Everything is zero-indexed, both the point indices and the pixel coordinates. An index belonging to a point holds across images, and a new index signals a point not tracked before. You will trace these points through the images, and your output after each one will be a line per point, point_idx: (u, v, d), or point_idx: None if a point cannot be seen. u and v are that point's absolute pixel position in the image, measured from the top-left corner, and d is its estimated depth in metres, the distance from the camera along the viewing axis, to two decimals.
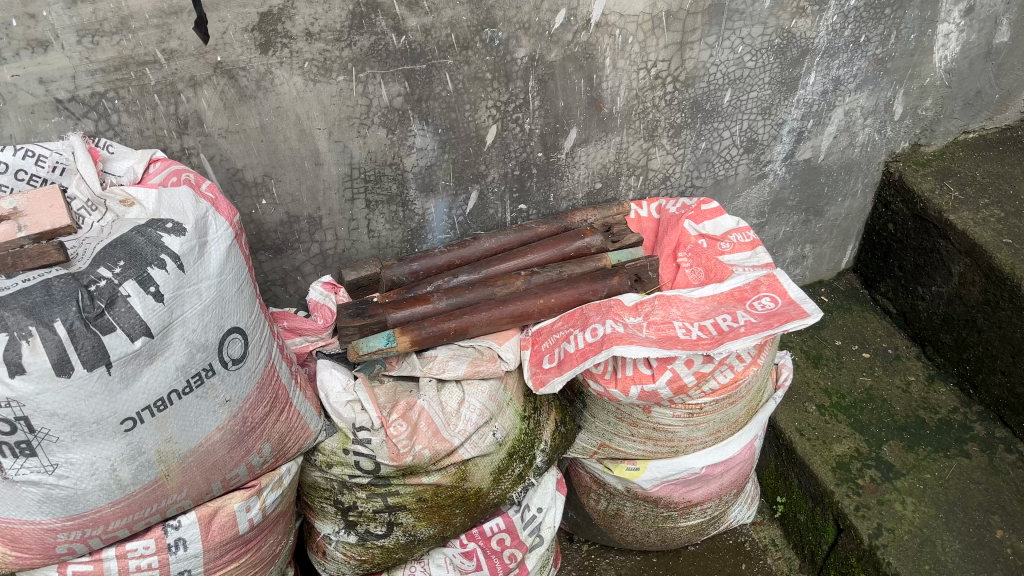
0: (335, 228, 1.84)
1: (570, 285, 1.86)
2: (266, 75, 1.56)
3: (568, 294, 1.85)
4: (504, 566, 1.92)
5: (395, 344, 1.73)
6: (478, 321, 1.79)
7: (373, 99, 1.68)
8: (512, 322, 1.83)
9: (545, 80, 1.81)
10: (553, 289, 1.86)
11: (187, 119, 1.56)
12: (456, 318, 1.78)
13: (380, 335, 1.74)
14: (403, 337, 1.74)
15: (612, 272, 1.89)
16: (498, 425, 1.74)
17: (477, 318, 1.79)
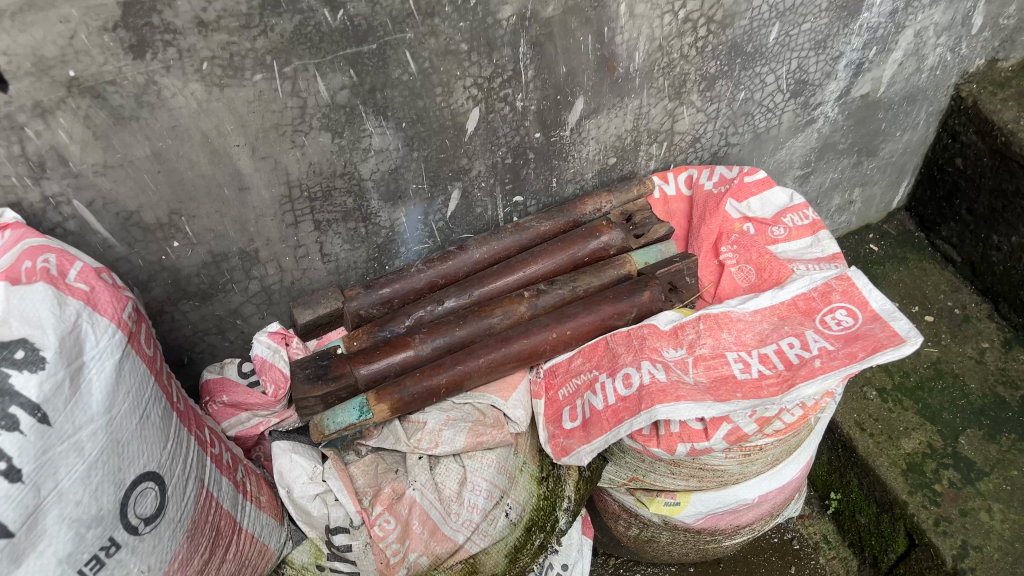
0: (278, 259, 1.41)
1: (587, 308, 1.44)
2: (148, 86, 1.09)
3: (587, 321, 1.43)
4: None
5: (370, 416, 1.34)
6: (474, 371, 1.39)
7: (309, 99, 1.20)
8: (518, 364, 1.42)
9: (540, 42, 1.33)
10: (566, 315, 1.43)
11: (43, 160, 1.09)
12: (442, 369, 1.38)
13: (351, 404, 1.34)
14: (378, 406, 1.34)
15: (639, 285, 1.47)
16: (512, 501, 1.38)
17: (470, 367, 1.38)
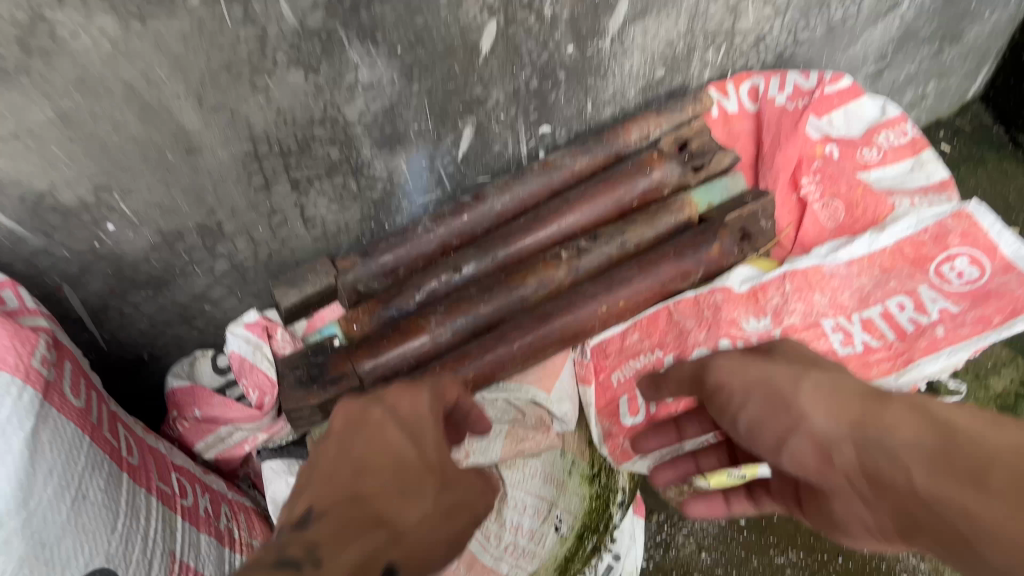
0: (249, 229, 1.11)
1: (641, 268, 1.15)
2: (33, 28, 0.74)
3: (644, 287, 1.15)
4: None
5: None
6: (510, 359, 1.11)
7: (269, 26, 0.86)
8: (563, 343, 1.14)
9: None
10: (618, 280, 1.14)
11: None
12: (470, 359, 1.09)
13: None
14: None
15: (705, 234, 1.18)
16: (562, 513, 1.12)
17: (505, 355, 1.10)
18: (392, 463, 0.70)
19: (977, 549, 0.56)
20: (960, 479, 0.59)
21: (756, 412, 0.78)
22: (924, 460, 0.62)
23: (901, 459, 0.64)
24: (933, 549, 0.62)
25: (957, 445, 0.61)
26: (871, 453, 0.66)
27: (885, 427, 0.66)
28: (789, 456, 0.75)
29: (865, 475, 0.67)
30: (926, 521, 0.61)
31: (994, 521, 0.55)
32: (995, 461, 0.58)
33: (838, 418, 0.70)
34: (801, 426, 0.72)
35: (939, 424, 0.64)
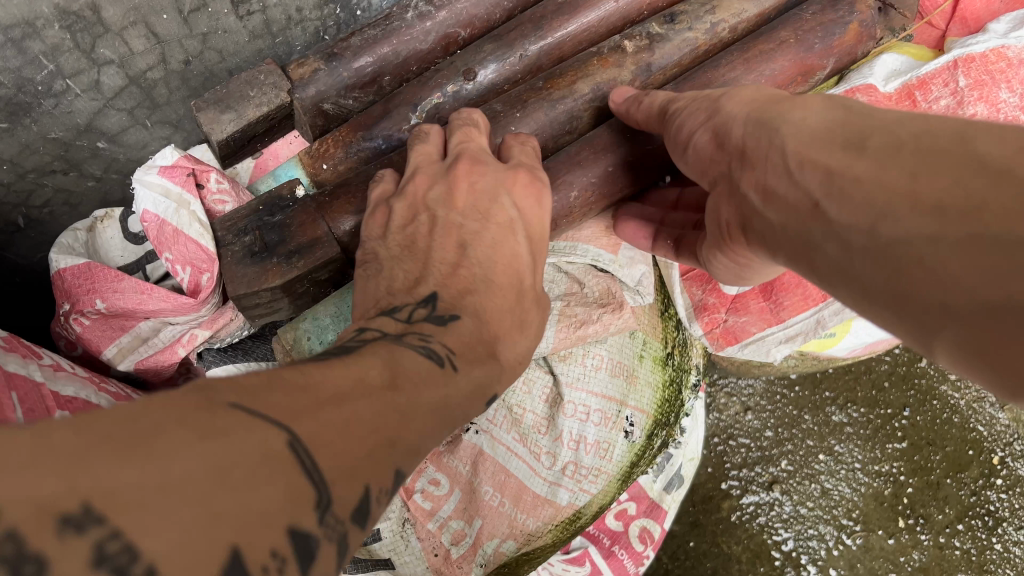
0: (146, 18, 0.70)
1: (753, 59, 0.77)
2: None
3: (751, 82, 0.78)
4: (638, 561, 1.06)
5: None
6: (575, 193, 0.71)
7: None
8: (654, 168, 0.75)
9: None
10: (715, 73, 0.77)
11: None
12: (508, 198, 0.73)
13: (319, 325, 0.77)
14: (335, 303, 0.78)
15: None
16: (635, 411, 0.79)
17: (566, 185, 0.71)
18: (511, 310, 0.53)
19: (830, 224, 0.47)
20: (840, 146, 0.48)
21: (685, 114, 0.63)
22: (799, 138, 0.52)
23: (786, 143, 0.52)
24: (795, 265, 0.52)
25: (847, 121, 0.50)
26: (757, 130, 0.56)
27: (789, 110, 0.55)
28: (693, 154, 0.63)
29: (741, 155, 0.57)
30: (786, 194, 0.51)
31: (850, 199, 0.45)
32: (882, 126, 0.47)
33: (751, 107, 0.59)
34: (717, 114, 0.61)
35: (844, 108, 0.52)
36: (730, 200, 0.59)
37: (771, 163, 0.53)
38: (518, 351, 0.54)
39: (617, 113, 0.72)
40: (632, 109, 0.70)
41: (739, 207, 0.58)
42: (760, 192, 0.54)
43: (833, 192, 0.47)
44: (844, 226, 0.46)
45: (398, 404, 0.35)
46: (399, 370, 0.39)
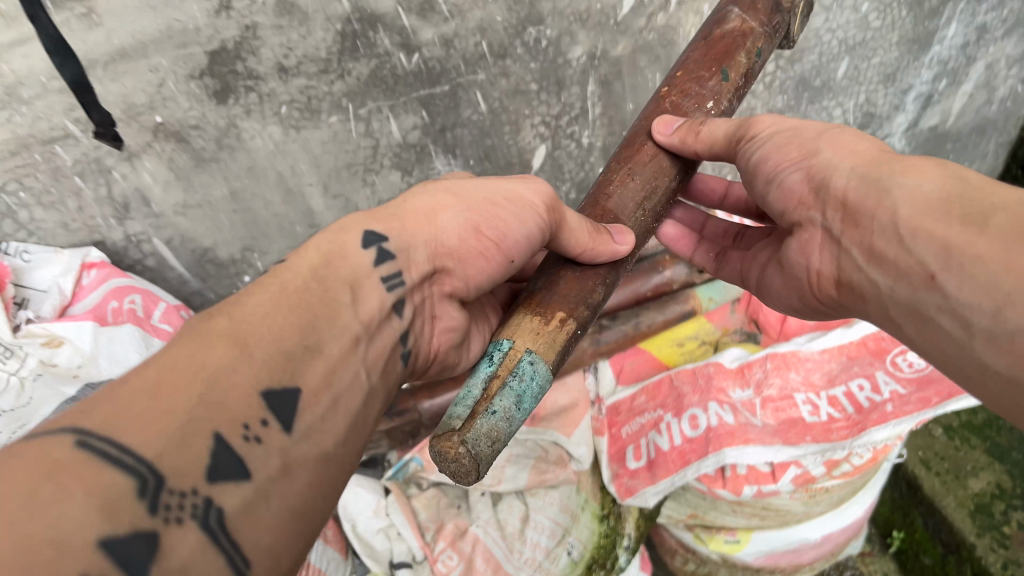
0: None
1: (720, 62, 0.95)
2: (229, 130, 1.10)
3: (722, 86, 0.95)
4: None
5: (532, 343, 0.74)
6: (606, 180, 0.91)
7: (381, 139, 1.22)
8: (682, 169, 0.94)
9: (609, 81, 1.33)
10: (696, 72, 0.96)
11: (128, 201, 1.12)
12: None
13: (523, 383, 0.71)
14: (544, 340, 0.75)
15: (768, 34, 0.98)
16: (574, 539, 1.35)
17: (618, 187, 0.90)
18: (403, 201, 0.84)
19: (949, 293, 0.68)
20: (957, 220, 0.69)
21: (766, 149, 0.88)
22: (913, 205, 0.73)
23: (911, 216, 0.72)
24: (909, 319, 0.75)
25: (962, 194, 0.71)
26: (865, 188, 0.78)
27: (898, 173, 0.76)
28: (779, 191, 0.88)
29: (844, 209, 0.80)
30: (902, 260, 0.73)
31: (971, 283, 0.66)
32: (996, 210, 0.67)
33: (853, 161, 0.80)
34: (814, 158, 0.84)
35: (955, 178, 0.73)
36: (823, 249, 0.86)
37: (885, 229, 0.75)
38: (418, 201, 0.83)
39: (668, 146, 0.92)
40: (686, 140, 0.90)
41: (839, 258, 0.83)
42: (865, 249, 0.78)
43: (948, 269, 0.68)
44: (966, 303, 0.67)
45: (228, 339, 0.59)
46: (229, 318, 0.62)
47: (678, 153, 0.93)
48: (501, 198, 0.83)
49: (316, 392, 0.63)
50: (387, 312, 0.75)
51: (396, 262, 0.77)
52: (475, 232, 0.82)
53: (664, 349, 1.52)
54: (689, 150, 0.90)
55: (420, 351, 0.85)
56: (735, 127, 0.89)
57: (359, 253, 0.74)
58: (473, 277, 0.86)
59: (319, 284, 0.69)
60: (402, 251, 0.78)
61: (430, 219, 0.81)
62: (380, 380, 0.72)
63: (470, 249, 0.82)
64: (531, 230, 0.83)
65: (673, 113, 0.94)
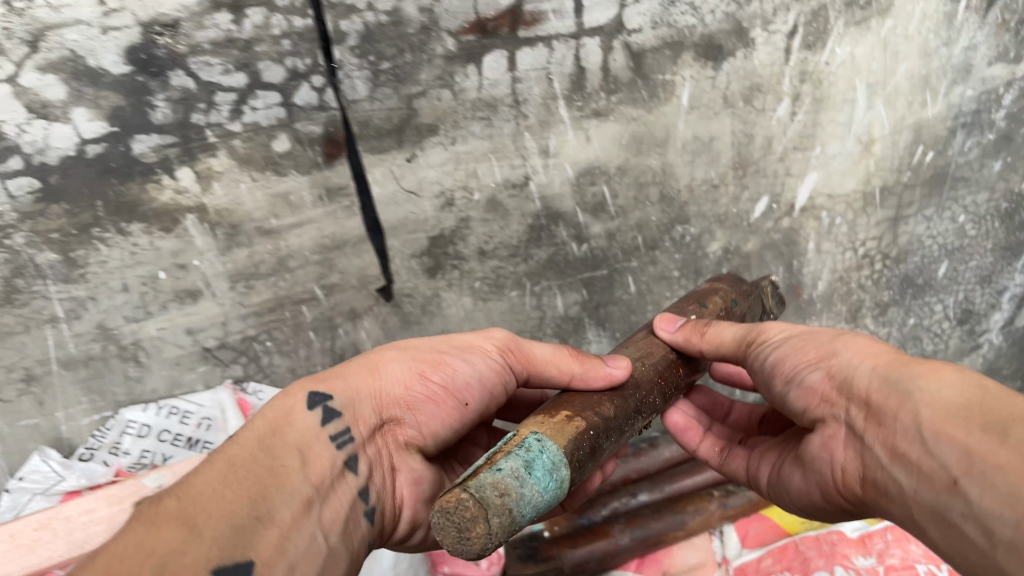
0: None
1: (699, 300, 1.04)
2: (433, 298, 1.32)
3: (704, 310, 1.02)
4: None
5: (539, 429, 0.73)
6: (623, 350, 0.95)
7: (547, 312, 1.40)
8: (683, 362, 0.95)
9: (739, 272, 1.51)
10: (678, 306, 1.04)
11: (344, 353, 1.30)
12: (655, 555, 1.50)
13: (530, 453, 0.67)
14: (551, 426, 0.73)
15: (740, 292, 1.08)
16: None
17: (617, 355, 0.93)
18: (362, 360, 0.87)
19: (973, 503, 0.63)
20: (978, 428, 0.66)
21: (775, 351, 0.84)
22: (937, 409, 0.69)
23: (932, 418, 0.68)
24: (933, 529, 0.68)
25: (984, 402, 0.68)
26: (887, 389, 0.73)
27: (918, 375, 0.72)
28: (799, 391, 0.81)
29: (866, 409, 0.74)
30: (925, 465, 0.68)
31: (995, 492, 0.62)
32: (1017, 419, 0.65)
33: (871, 363, 0.76)
34: (832, 360, 0.79)
35: (976, 385, 0.70)
36: (847, 446, 0.77)
37: (906, 432, 0.70)
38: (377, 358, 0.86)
39: (673, 344, 0.94)
40: (690, 339, 0.92)
41: (858, 456, 0.75)
42: (888, 450, 0.72)
43: (973, 474, 0.64)
44: (991, 514, 0.62)
45: (184, 527, 0.63)
46: (185, 498, 0.65)
47: (683, 351, 0.94)
48: (453, 347, 0.87)
49: (268, 562, 0.65)
50: (339, 468, 0.76)
51: (343, 419, 0.78)
52: (422, 379, 0.84)
53: (785, 515, 1.54)
54: (693, 348, 0.92)
55: (386, 507, 0.82)
56: (744, 332, 0.89)
57: (303, 414, 0.76)
58: (431, 429, 0.85)
59: (265, 454, 0.72)
60: (347, 404, 0.79)
61: (378, 372, 0.83)
62: (339, 541, 0.73)
63: (421, 398, 0.84)
64: (493, 363, 0.88)
65: (673, 314, 0.97)
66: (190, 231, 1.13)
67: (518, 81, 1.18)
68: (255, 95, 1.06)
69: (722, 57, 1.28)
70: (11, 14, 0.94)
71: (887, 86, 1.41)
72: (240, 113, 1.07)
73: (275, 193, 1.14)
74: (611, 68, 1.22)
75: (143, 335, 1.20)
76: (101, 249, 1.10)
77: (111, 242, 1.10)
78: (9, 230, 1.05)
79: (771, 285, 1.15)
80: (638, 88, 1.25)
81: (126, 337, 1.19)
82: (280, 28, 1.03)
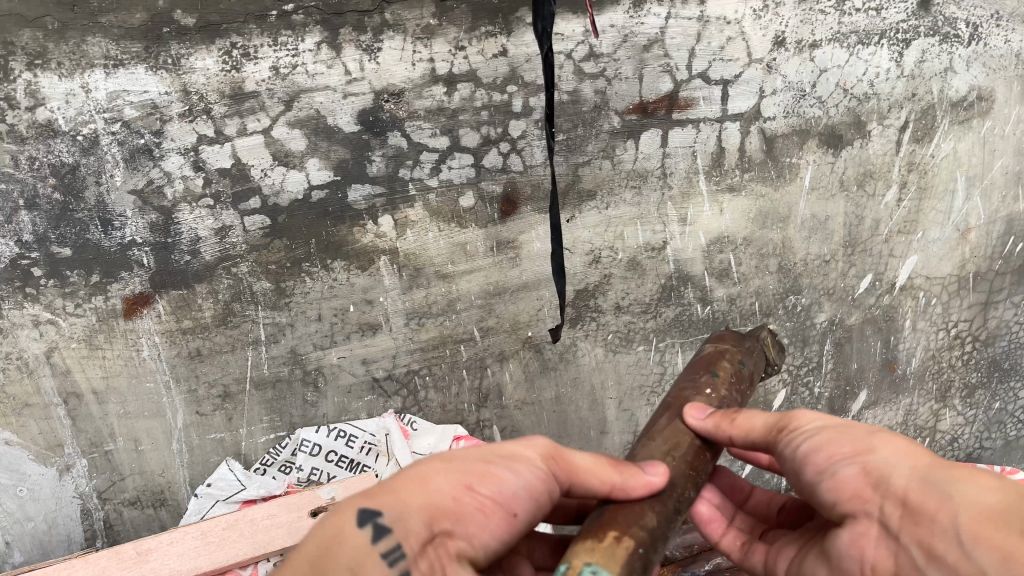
0: None
1: (707, 369, 0.90)
2: (570, 347, 1.44)
3: (715, 381, 0.89)
4: None
5: (591, 559, 0.68)
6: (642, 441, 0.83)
7: (669, 368, 1.49)
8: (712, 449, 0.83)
9: (842, 343, 1.58)
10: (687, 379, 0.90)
11: (488, 392, 1.41)
12: None
13: None
14: (604, 552, 0.69)
15: (746, 349, 0.94)
16: None
17: (643, 451, 0.81)
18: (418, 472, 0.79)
19: None
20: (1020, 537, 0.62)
21: (811, 440, 0.77)
22: (975, 513, 0.64)
23: (972, 519, 0.64)
24: None
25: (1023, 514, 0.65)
26: (927, 488, 0.68)
27: (958, 479, 0.68)
28: (830, 483, 0.74)
29: (903, 508, 0.68)
30: (964, 570, 0.63)
31: None
32: None
33: (904, 461, 0.71)
34: (868, 455, 0.73)
35: (1012, 498, 0.67)
36: (880, 544, 0.70)
37: (946, 533, 0.65)
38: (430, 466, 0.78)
39: (702, 431, 0.82)
40: (720, 427, 0.81)
41: (895, 556, 0.69)
42: (925, 551, 0.66)
43: None
44: None
45: None
46: None
47: (710, 440, 0.82)
48: (499, 458, 0.77)
49: None
50: None
51: (394, 535, 0.69)
52: (468, 490, 0.74)
53: None
54: (723, 436, 0.80)
55: None
56: (776, 419, 0.82)
57: (354, 534, 0.69)
58: (483, 543, 0.73)
59: None
60: (395, 517, 0.70)
61: (420, 483, 0.73)
62: None
63: (470, 509, 0.73)
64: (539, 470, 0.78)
65: (705, 403, 0.86)
66: (381, 270, 1.29)
67: (668, 156, 1.38)
68: (453, 155, 1.26)
69: (841, 146, 1.45)
70: (277, 78, 1.18)
71: (985, 179, 1.55)
72: (438, 170, 1.26)
73: (455, 242, 1.31)
74: (746, 150, 1.41)
75: (325, 362, 1.33)
76: (307, 281, 1.27)
77: (317, 276, 1.27)
78: (237, 260, 1.24)
79: (771, 336, 0.99)
80: (768, 168, 1.43)
81: (311, 363, 1.33)
82: (481, 101, 1.24)
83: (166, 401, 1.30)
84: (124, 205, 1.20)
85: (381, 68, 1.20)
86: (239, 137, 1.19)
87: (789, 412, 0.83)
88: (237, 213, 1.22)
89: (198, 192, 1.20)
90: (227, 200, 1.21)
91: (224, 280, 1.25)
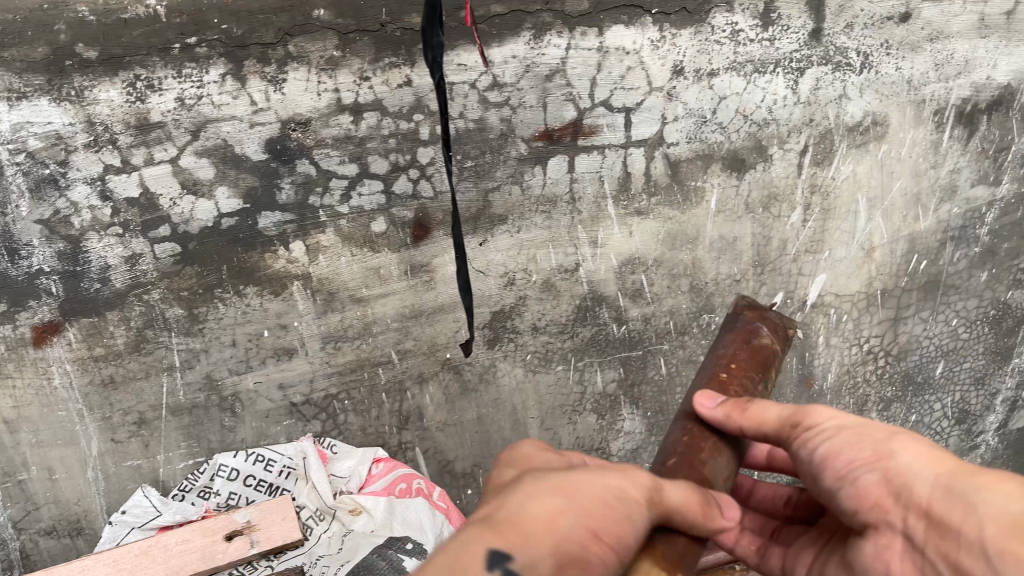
0: None
1: (764, 374, 0.91)
2: (489, 368, 1.47)
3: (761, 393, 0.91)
4: None
5: None
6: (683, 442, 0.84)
7: (588, 387, 1.53)
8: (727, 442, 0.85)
9: None
10: (745, 373, 0.90)
11: (409, 415, 1.44)
12: None
13: None
14: None
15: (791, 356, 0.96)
16: None
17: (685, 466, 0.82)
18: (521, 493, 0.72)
19: None
20: None
21: (832, 445, 0.80)
22: (1000, 527, 0.68)
23: (995, 534, 0.68)
24: None
25: None
26: (949, 500, 0.72)
27: (981, 487, 0.71)
28: (851, 490, 0.79)
29: (927, 518, 0.74)
30: None
31: None
32: None
33: (929, 467, 0.75)
34: (889, 462, 0.77)
35: None
36: (906, 554, 0.76)
37: (971, 547, 0.70)
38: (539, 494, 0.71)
39: (711, 419, 0.84)
40: (730, 415, 0.83)
41: (920, 565, 0.75)
42: (950, 564, 0.72)
43: None
44: None
45: None
46: None
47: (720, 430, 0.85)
48: (618, 497, 0.72)
49: None
50: None
51: None
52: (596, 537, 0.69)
53: None
54: (733, 425, 0.83)
55: None
56: (788, 412, 0.83)
57: None
58: None
59: None
60: (531, 572, 0.64)
61: (549, 528, 0.67)
62: None
63: (597, 562, 0.68)
64: (651, 519, 0.72)
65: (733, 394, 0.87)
66: (295, 296, 1.32)
67: (575, 181, 1.43)
68: (362, 182, 1.29)
69: (745, 169, 1.51)
70: (182, 108, 1.20)
71: (885, 200, 1.61)
72: (349, 197, 1.29)
73: (368, 267, 1.34)
74: (652, 174, 1.46)
75: (242, 387, 1.35)
76: (220, 307, 1.29)
77: (229, 302, 1.29)
78: (148, 287, 1.26)
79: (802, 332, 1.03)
80: (674, 192, 1.49)
81: (227, 389, 1.34)
82: (388, 129, 1.27)
83: (79, 429, 1.30)
84: (30, 234, 1.21)
85: (287, 98, 1.23)
86: (147, 167, 1.22)
87: (805, 406, 0.84)
88: (147, 241, 1.24)
89: (106, 221, 1.23)
90: (136, 228, 1.24)
91: (135, 307, 1.27)
